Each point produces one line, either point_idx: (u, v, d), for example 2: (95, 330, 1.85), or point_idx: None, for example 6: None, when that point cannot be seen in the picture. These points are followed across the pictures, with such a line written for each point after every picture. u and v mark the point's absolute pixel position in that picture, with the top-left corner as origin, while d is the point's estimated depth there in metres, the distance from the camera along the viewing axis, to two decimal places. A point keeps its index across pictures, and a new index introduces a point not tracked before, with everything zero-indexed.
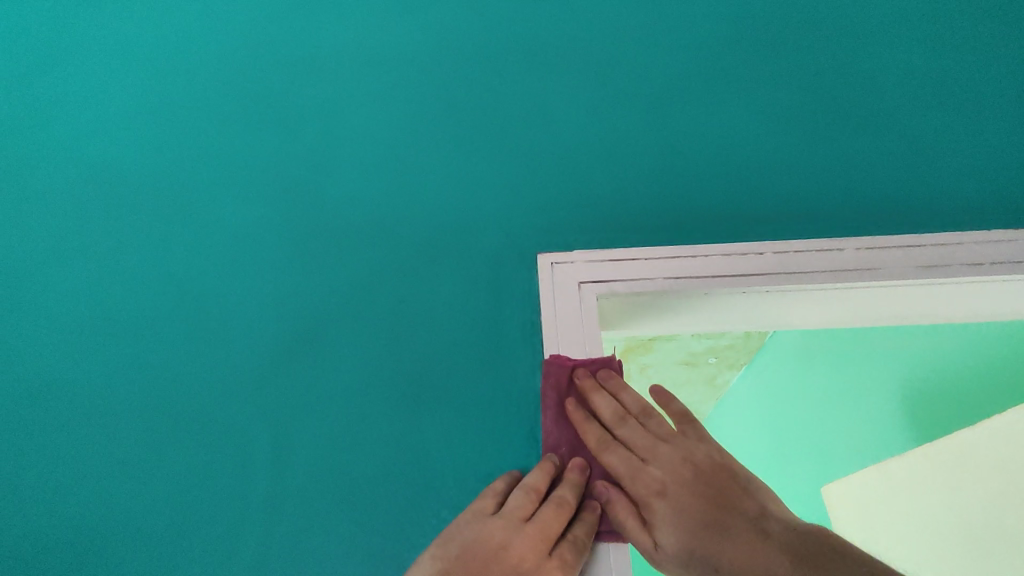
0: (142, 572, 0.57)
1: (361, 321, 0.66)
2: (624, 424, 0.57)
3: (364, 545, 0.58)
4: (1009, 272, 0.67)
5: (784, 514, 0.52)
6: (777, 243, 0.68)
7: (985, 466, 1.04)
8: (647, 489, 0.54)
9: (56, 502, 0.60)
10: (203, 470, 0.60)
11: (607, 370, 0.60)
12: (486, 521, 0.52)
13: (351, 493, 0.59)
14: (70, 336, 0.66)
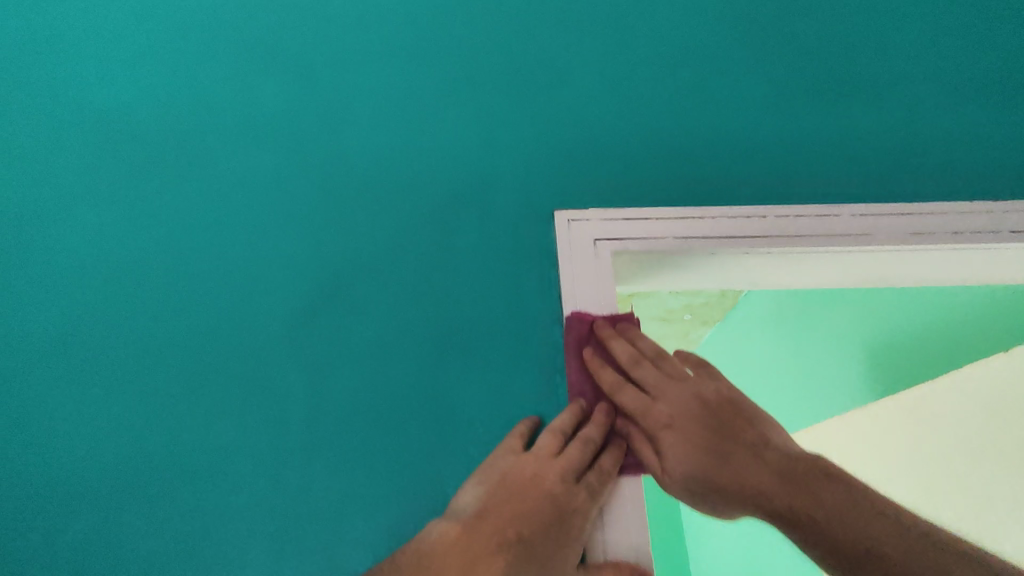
0: (163, 507, 0.58)
1: (386, 267, 0.69)
2: (639, 365, 0.61)
3: (389, 479, 0.59)
4: (990, 239, 0.72)
5: (782, 443, 0.56)
6: (778, 209, 0.73)
7: (943, 419, 1.12)
8: (657, 421, 0.57)
9: (73, 437, 0.60)
10: (227, 407, 0.61)
11: (626, 325, 0.65)
12: (521, 455, 0.56)
13: (378, 428, 0.61)
14: (80, 276, 0.66)
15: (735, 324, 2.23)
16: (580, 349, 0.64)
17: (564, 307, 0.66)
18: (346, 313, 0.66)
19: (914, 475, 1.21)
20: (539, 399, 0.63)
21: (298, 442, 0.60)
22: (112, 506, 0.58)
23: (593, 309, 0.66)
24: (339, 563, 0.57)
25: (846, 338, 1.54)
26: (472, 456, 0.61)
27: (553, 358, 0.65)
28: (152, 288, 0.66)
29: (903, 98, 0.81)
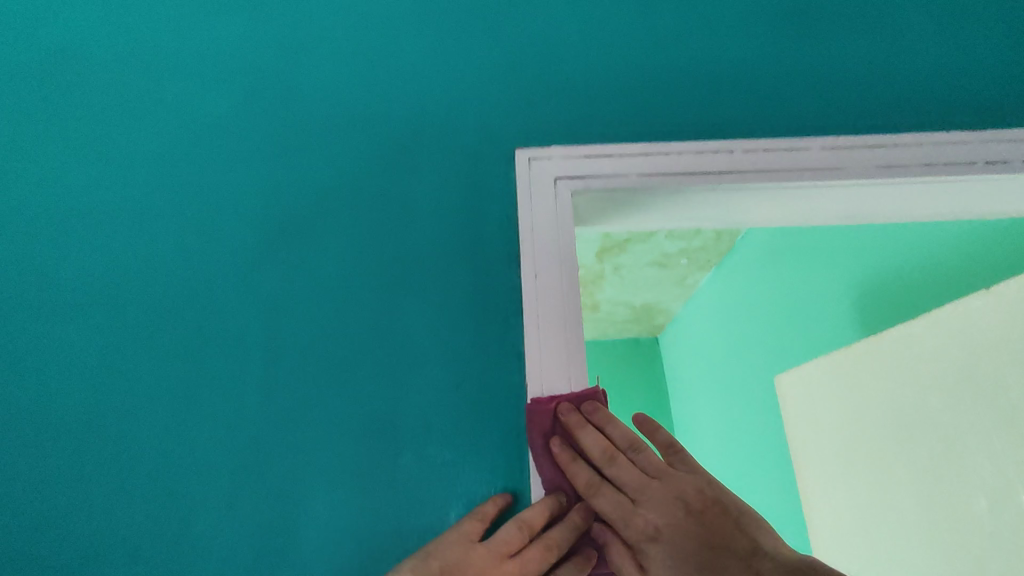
0: (104, 445, 0.57)
1: (340, 209, 0.67)
2: (613, 463, 0.51)
3: (335, 422, 0.57)
4: (973, 170, 0.68)
5: (783, 549, 0.45)
6: (747, 142, 0.70)
7: (914, 351, 1.13)
8: (639, 534, 0.48)
9: (25, 375, 0.60)
10: (175, 347, 0.60)
11: (592, 404, 0.55)
12: (470, 548, 0.49)
13: (324, 371, 0.59)
14: (45, 220, 0.67)
15: (731, 267, 2.23)
16: (537, 291, 0.62)
17: (521, 247, 0.64)
18: (294, 258, 0.64)
19: (885, 407, 1.21)
20: (495, 340, 0.61)
21: (246, 389, 0.58)
22: (59, 459, 0.56)
23: (551, 250, 0.64)
24: (287, 510, 0.54)
25: (839, 277, 1.55)
26: (422, 398, 0.58)
27: (510, 300, 0.63)
28: (103, 240, 0.66)
29: (891, 27, 0.77)
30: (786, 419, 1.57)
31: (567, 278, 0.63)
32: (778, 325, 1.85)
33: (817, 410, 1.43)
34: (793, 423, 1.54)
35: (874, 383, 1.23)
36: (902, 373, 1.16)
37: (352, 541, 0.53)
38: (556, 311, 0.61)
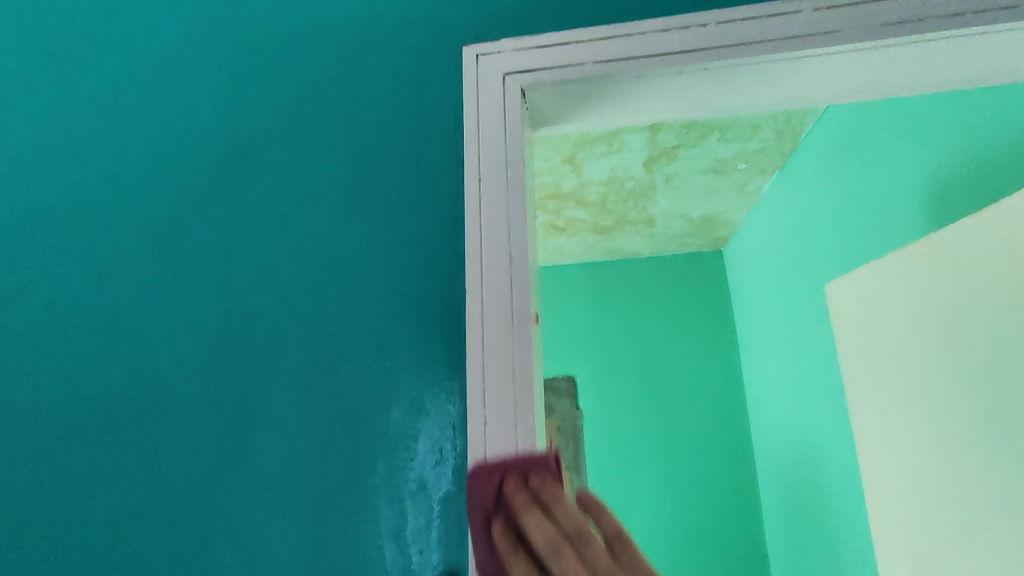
0: (89, 359, 0.62)
1: (293, 128, 0.67)
2: (553, 561, 0.39)
3: (286, 335, 0.59)
4: (999, 19, 0.57)
5: None
6: (722, 13, 0.61)
7: (976, 249, 1.00)
8: None
9: (23, 299, 0.66)
10: (147, 270, 0.64)
11: (540, 477, 0.45)
12: None
13: (277, 285, 0.61)
14: (34, 155, 0.72)
15: (796, 169, 2.03)
16: (481, 196, 0.59)
17: (466, 151, 0.61)
18: (251, 183, 0.65)
19: (935, 310, 1.09)
20: (439, 248, 0.59)
21: (212, 305, 0.62)
22: (56, 370, 0.63)
23: (496, 151, 0.60)
24: (247, 415, 0.58)
25: (907, 170, 1.38)
26: (368, 307, 0.58)
27: (456, 207, 0.60)
28: (83, 175, 0.70)
29: None
30: (837, 329, 1.48)
31: (513, 181, 0.59)
32: (842, 229, 1.70)
33: (869, 315, 1.32)
34: (845, 331, 1.44)
35: (927, 285, 1.11)
36: (959, 275, 1.03)
37: (303, 440, 0.56)
38: (500, 215, 0.58)
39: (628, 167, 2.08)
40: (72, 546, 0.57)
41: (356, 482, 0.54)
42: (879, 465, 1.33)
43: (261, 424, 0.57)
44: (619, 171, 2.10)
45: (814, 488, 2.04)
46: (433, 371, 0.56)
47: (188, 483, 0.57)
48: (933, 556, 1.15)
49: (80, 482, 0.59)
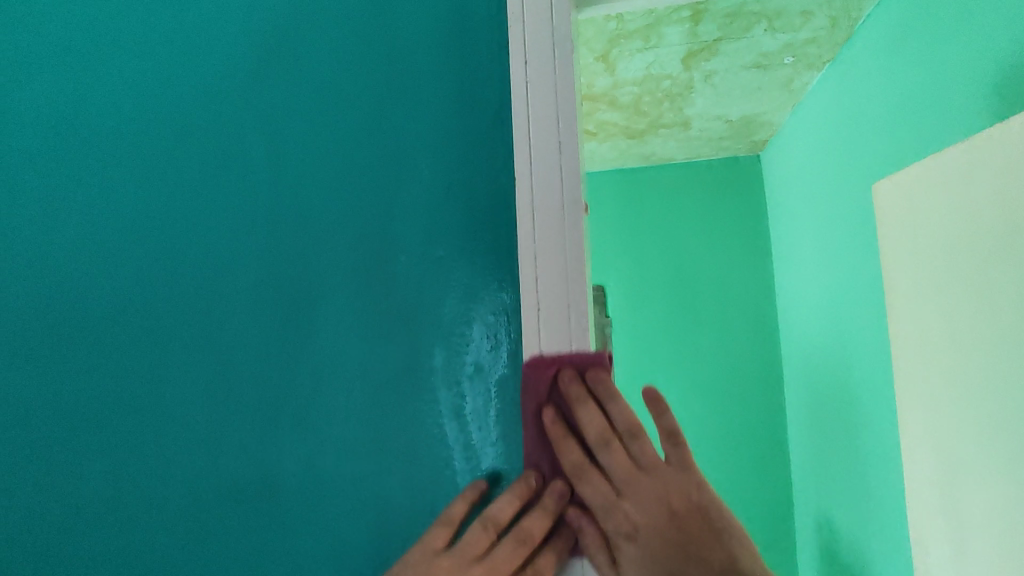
0: (149, 252, 0.65)
1: (328, 16, 0.64)
2: (608, 448, 0.53)
3: (337, 229, 0.60)
4: None
5: (750, 564, 0.49)
6: None
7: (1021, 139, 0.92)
8: (619, 528, 0.51)
9: (75, 196, 0.68)
10: (194, 168, 0.65)
11: (596, 372, 0.54)
12: (438, 558, 0.51)
13: (323, 181, 0.61)
14: (66, 51, 0.71)
15: (847, 62, 1.89)
16: (527, 84, 0.57)
17: (509, 35, 0.58)
18: (289, 75, 0.64)
19: (988, 205, 1.04)
20: (483, 140, 0.58)
21: (263, 201, 0.63)
22: (120, 266, 0.66)
23: (541, 35, 0.57)
24: (307, 304, 0.60)
25: (972, 56, 1.28)
26: (416, 201, 0.59)
27: (503, 92, 0.59)
28: (119, 72, 0.69)
29: None
30: (880, 225, 1.48)
31: (563, 63, 0.57)
32: (893, 125, 1.62)
33: (916, 214, 1.30)
34: (888, 230, 1.43)
35: (982, 179, 1.05)
36: (1012, 168, 0.97)
37: (362, 328, 0.58)
38: (549, 100, 0.57)
39: (664, 65, 1.97)
40: (161, 425, 0.63)
41: (414, 366, 0.57)
42: (911, 363, 1.37)
43: (321, 312, 0.60)
44: (654, 69, 2.00)
45: (843, 391, 2.07)
46: (482, 261, 0.57)
47: (257, 368, 0.61)
48: (959, 444, 1.19)
49: (160, 368, 0.63)
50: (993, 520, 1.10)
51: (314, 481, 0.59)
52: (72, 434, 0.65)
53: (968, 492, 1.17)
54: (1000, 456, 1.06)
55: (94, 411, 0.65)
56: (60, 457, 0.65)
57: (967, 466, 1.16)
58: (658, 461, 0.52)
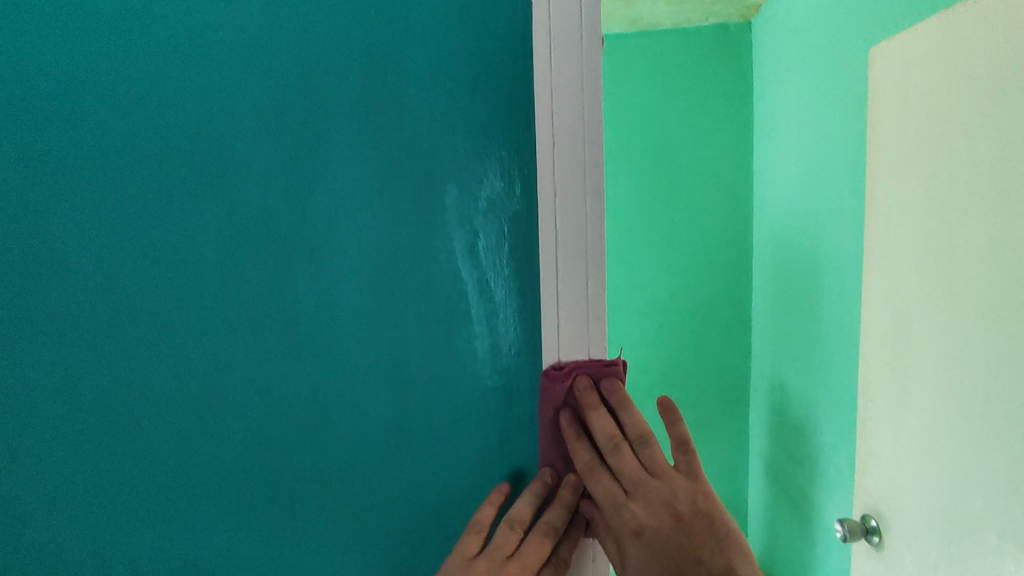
0: (152, 101, 0.66)
1: None
2: (618, 452, 0.61)
3: (343, 75, 0.62)
4: None
5: (739, 562, 0.61)
6: None
7: None
8: (628, 523, 0.60)
9: (65, 42, 0.67)
10: (190, 11, 0.65)
11: (610, 384, 0.61)
12: (473, 564, 0.61)
13: (325, 26, 0.62)
14: None
15: None
16: None
17: None
18: None
19: (982, 71, 1.04)
20: None
21: (269, 43, 0.63)
22: (123, 116, 0.67)
23: None
24: (314, 149, 0.64)
25: None
26: (422, 47, 0.60)
27: None
28: None
29: None
30: (874, 92, 1.45)
31: None
32: None
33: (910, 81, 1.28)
34: (881, 97, 1.41)
35: (981, 42, 1.03)
36: (1014, 30, 0.95)
37: (371, 170, 0.63)
38: None
39: None
40: (189, 258, 0.68)
41: (425, 203, 0.62)
42: (882, 234, 1.43)
43: (330, 156, 0.64)
44: None
45: (813, 264, 2.17)
46: (489, 104, 0.59)
47: (276, 208, 0.65)
48: (917, 306, 1.29)
49: (179, 211, 0.68)
50: (934, 366, 1.24)
51: (336, 308, 0.65)
52: (105, 269, 0.70)
53: (916, 345, 1.29)
54: (949, 311, 1.18)
55: (122, 247, 0.69)
56: (94, 295, 0.70)
57: (923, 325, 1.27)
58: (664, 465, 0.62)
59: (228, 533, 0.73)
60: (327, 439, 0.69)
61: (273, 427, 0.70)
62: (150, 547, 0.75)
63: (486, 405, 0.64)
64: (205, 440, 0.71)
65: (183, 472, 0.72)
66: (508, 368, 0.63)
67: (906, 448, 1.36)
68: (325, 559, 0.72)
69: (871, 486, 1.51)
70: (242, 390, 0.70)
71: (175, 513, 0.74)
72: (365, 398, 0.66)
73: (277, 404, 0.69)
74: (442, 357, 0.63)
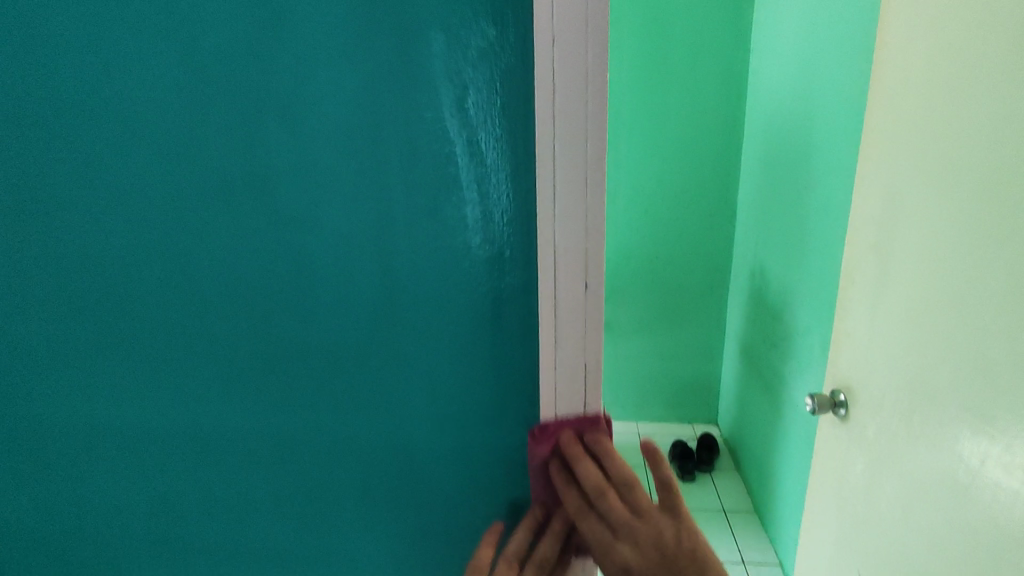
0: None
1: None
2: (605, 498, 0.63)
3: None
4: None
5: None
6: None
7: None
8: (615, 563, 0.63)
9: None
10: None
11: (594, 434, 0.65)
12: None
13: None
14: None
15: None
16: None
17: None
18: None
19: None
20: None
21: None
22: None
23: None
24: None
25: None
26: None
27: None
28: None
29: None
30: None
31: None
32: None
33: None
34: None
35: None
36: None
37: (343, 17, 0.56)
38: None
39: None
40: (150, 119, 0.63)
41: (405, 54, 0.56)
42: (884, 114, 1.38)
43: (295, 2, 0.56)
44: None
45: (805, 148, 2.13)
46: None
47: (239, 64, 0.59)
48: (911, 189, 1.27)
49: (132, 68, 0.61)
50: (921, 248, 1.25)
51: (314, 174, 0.62)
52: (66, 131, 0.65)
53: (906, 229, 1.29)
54: (944, 192, 1.16)
55: (79, 107, 0.64)
56: (55, 161, 0.66)
57: (915, 209, 1.26)
58: (649, 508, 0.64)
59: (219, 404, 0.74)
60: (313, 313, 0.67)
61: (258, 303, 0.68)
62: (144, 415, 0.76)
63: (475, 278, 0.61)
64: (185, 313, 0.70)
65: (165, 343, 0.71)
66: (499, 239, 0.60)
67: (881, 327, 1.40)
68: (316, 425, 0.73)
69: (842, 364, 1.57)
70: (219, 262, 0.67)
71: (163, 382, 0.74)
72: (351, 270, 0.64)
73: (257, 277, 0.67)
74: (428, 227, 0.61)
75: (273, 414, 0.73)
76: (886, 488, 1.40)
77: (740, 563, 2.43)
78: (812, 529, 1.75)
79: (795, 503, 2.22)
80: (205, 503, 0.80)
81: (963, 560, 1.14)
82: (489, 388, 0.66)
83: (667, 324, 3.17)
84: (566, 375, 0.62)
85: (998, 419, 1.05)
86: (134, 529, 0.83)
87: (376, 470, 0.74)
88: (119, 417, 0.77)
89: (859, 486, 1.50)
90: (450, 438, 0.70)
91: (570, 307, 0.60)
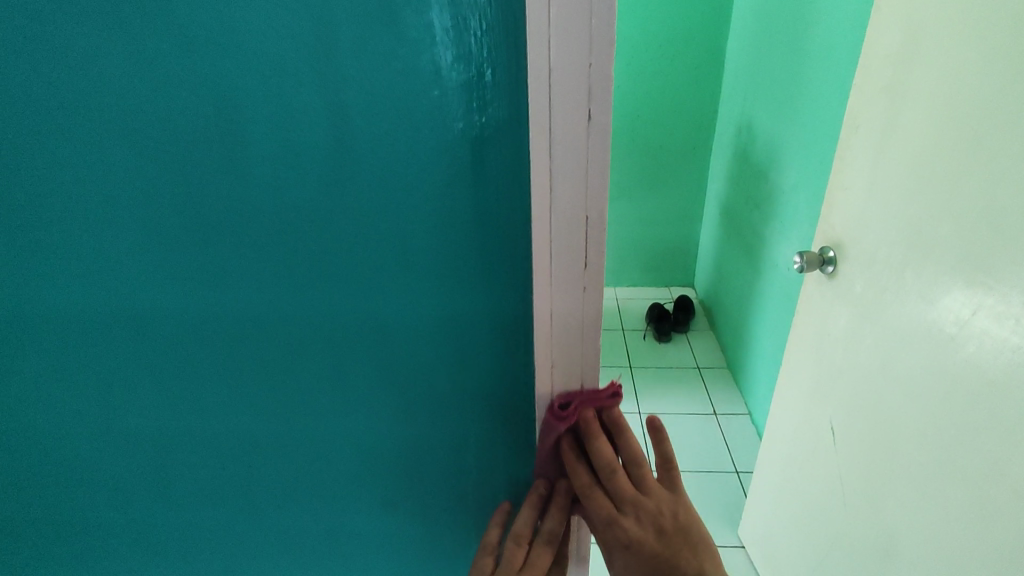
0: None
1: None
2: (615, 474, 0.63)
3: None
4: None
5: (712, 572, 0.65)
6: None
7: None
8: (617, 539, 0.63)
9: None
10: None
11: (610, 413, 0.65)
12: None
13: None
14: None
15: None
16: None
17: None
18: None
19: None
20: None
21: None
22: None
23: None
24: None
25: None
26: None
27: None
28: None
29: None
30: None
31: None
32: None
33: None
34: None
35: None
36: None
37: None
38: None
39: None
40: None
41: None
42: None
43: None
44: None
45: None
46: None
47: None
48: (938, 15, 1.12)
49: None
50: (938, 88, 1.13)
51: None
52: None
53: (925, 66, 1.16)
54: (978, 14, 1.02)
55: None
56: None
57: (939, 40, 1.12)
58: (652, 485, 0.65)
59: (152, 279, 0.62)
60: (245, 165, 0.54)
61: (175, 155, 0.54)
62: (60, 293, 0.64)
63: (448, 111, 0.48)
64: (87, 162, 0.56)
65: (69, 203, 0.58)
66: (476, 55, 0.46)
67: (883, 179, 1.31)
68: (267, 306, 0.62)
69: (835, 220, 1.51)
70: (118, 100, 0.52)
71: (74, 247, 0.61)
72: (284, 108, 0.50)
73: (168, 117, 0.53)
74: (381, 43, 0.46)
75: (220, 289, 0.62)
76: (865, 339, 1.40)
77: (710, 414, 2.56)
78: (788, 381, 1.79)
79: (768, 358, 2.29)
80: (157, 397, 0.70)
81: (939, 407, 1.16)
82: (470, 250, 0.56)
83: (648, 188, 3.07)
84: (562, 230, 0.53)
85: (998, 269, 1.01)
86: (76, 425, 0.74)
87: (339, 356, 0.65)
88: (32, 299, 0.65)
89: (839, 337, 1.51)
90: (426, 315, 0.61)
91: (569, 142, 0.49)
